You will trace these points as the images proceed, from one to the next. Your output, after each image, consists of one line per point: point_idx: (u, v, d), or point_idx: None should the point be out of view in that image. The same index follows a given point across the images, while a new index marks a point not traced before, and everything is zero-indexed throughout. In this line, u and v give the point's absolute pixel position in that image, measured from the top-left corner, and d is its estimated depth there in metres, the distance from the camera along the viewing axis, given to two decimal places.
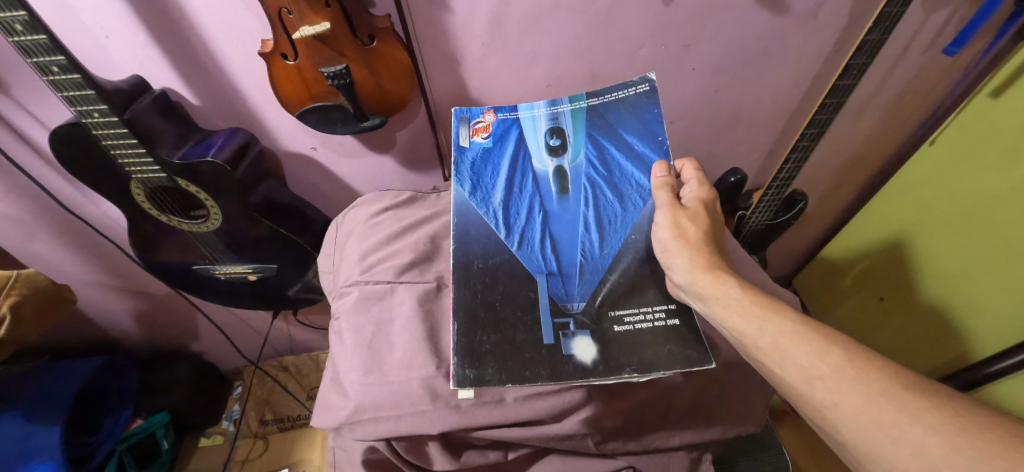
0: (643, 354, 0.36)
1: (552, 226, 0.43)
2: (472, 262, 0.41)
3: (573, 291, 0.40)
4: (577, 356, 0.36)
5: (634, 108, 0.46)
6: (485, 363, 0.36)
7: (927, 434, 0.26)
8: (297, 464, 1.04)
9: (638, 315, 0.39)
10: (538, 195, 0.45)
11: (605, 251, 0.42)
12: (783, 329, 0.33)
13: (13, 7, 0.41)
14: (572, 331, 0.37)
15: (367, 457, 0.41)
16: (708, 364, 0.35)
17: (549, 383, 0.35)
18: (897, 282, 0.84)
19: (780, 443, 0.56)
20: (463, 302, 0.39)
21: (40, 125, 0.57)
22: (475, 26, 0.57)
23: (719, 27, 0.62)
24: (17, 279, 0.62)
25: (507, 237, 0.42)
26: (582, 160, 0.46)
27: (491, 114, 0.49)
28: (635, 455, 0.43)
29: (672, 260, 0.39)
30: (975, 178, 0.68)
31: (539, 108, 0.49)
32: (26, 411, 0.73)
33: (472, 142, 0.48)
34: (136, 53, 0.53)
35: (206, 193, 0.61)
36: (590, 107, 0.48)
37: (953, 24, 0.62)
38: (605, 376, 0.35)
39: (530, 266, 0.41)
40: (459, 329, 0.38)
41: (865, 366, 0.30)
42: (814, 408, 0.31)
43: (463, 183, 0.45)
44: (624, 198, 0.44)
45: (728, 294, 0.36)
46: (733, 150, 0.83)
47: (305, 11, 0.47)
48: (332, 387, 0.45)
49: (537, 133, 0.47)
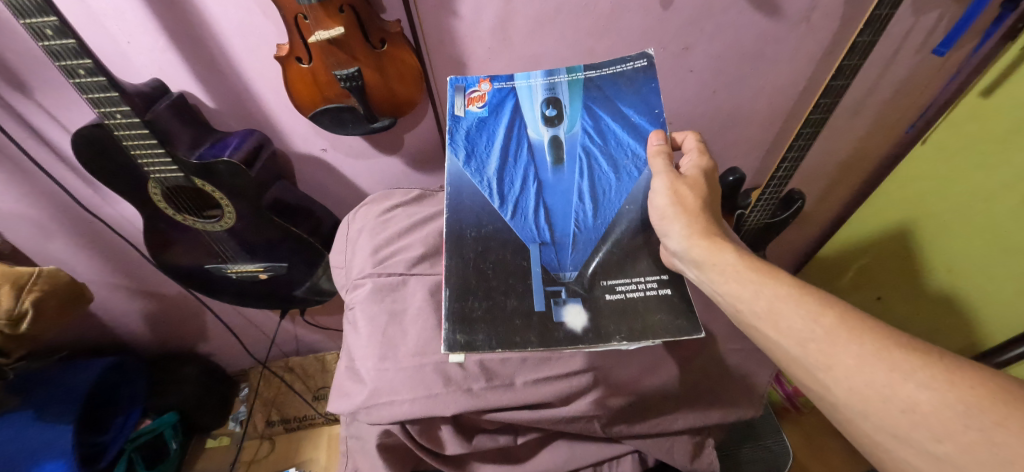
0: (633, 323, 0.38)
1: (546, 195, 0.44)
2: (465, 231, 0.42)
3: (566, 260, 0.42)
4: (568, 323, 0.38)
5: (633, 82, 0.46)
6: (475, 329, 0.38)
7: (918, 390, 0.28)
8: (303, 464, 1.05)
9: (630, 284, 0.41)
10: (532, 164, 0.46)
11: (597, 221, 0.43)
12: (779, 294, 0.35)
13: (46, 13, 0.43)
14: (563, 299, 0.39)
15: (382, 442, 0.42)
16: (697, 333, 0.37)
17: (539, 349, 0.38)
18: (893, 278, 0.86)
19: (781, 431, 0.58)
20: (456, 271, 0.40)
21: (59, 127, 0.59)
22: (481, 30, 0.59)
23: (715, 31, 0.64)
24: (39, 274, 0.63)
25: (502, 206, 0.43)
26: (578, 129, 0.46)
27: (487, 84, 0.49)
28: (641, 440, 0.44)
29: (669, 228, 0.41)
30: (966, 176, 0.70)
31: (536, 78, 0.48)
32: (37, 411, 0.75)
33: (467, 111, 0.48)
34: (156, 58, 0.55)
35: (222, 193, 0.63)
36: (588, 79, 0.48)
37: (942, 25, 0.64)
38: (593, 343, 0.37)
39: (523, 235, 0.42)
40: (449, 295, 0.39)
41: (856, 328, 0.32)
42: (808, 370, 0.33)
43: (458, 152, 0.46)
44: (619, 168, 0.45)
45: (724, 260, 0.38)
46: (732, 151, 0.85)
47: (321, 17, 0.49)
48: (346, 374, 0.47)
49: (533, 103, 0.47)
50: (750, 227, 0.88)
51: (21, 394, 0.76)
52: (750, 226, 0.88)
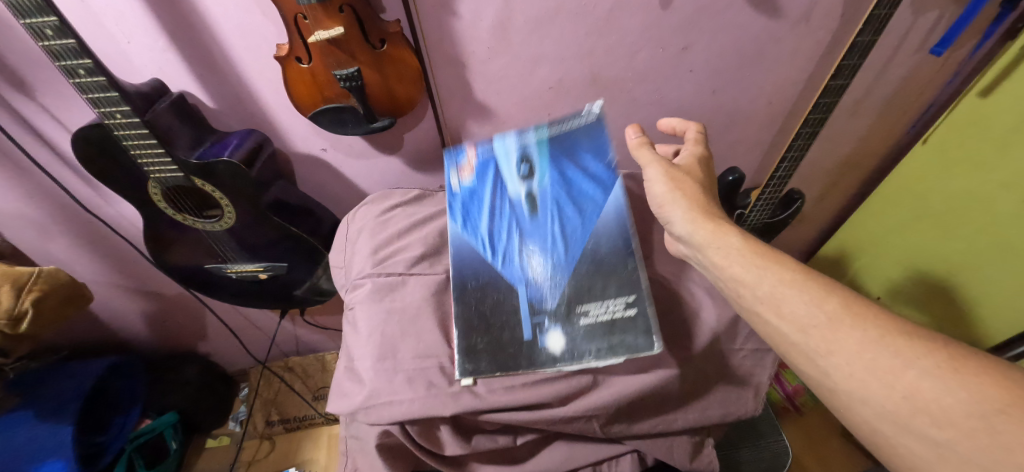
0: (603, 344, 0.39)
1: (527, 241, 0.45)
2: (467, 282, 0.45)
3: (547, 294, 0.43)
4: (549, 348, 0.40)
5: (587, 135, 0.49)
6: (480, 358, 0.40)
7: (920, 377, 0.28)
8: (303, 464, 1.06)
9: (601, 308, 0.41)
10: (513, 215, 0.47)
11: (569, 257, 0.44)
12: (783, 279, 0.35)
13: (45, 13, 0.43)
14: (546, 327, 0.41)
15: (381, 442, 0.42)
16: (653, 349, 0.38)
17: (529, 369, 0.40)
18: (892, 279, 0.86)
19: (781, 430, 0.58)
20: (462, 313, 0.43)
21: (59, 127, 0.59)
22: (480, 29, 0.59)
23: (714, 31, 0.64)
24: (39, 274, 0.63)
25: (494, 257, 0.45)
26: (547, 180, 0.48)
27: (474, 151, 0.53)
28: (640, 440, 0.44)
29: (672, 214, 0.44)
30: (966, 176, 0.70)
31: (510, 140, 0.52)
32: (37, 410, 0.75)
33: (460, 181, 0.52)
34: (156, 58, 0.55)
35: (222, 194, 0.63)
36: (552, 135, 0.50)
37: (942, 25, 0.64)
38: (570, 362, 0.39)
39: (512, 279, 0.44)
40: (459, 331, 0.42)
41: (860, 314, 0.32)
42: (808, 356, 0.33)
43: (456, 218, 0.49)
44: (584, 209, 0.46)
45: (728, 243, 0.39)
46: (732, 151, 0.85)
47: (320, 17, 0.49)
48: (346, 374, 0.47)
49: (508, 163, 0.50)
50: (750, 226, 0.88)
51: (21, 394, 0.76)
52: (750, 226, 0.88)
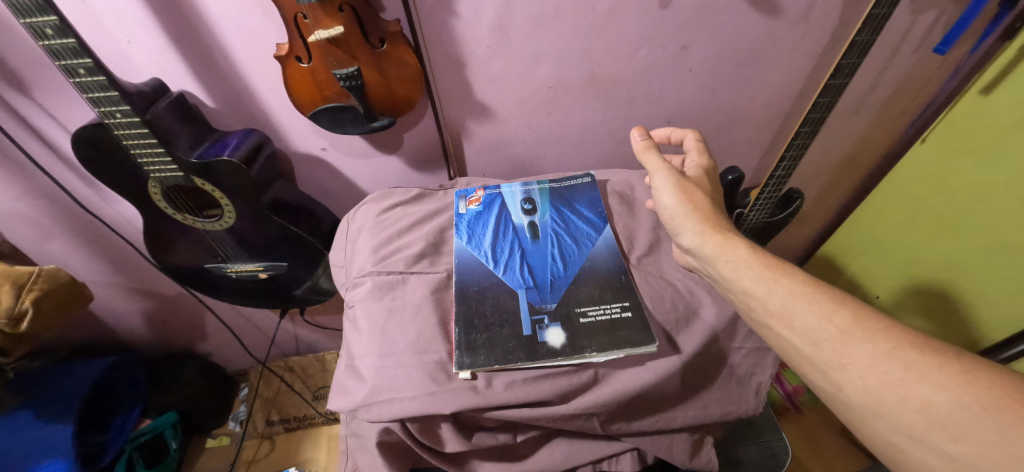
0: (602, 341, 0.44)
1: (529, 258, 0.52)
2: (468, 286, 0.49)
3: (547, 296, 0.48)
4: (549, 342, 0.44)
5: (584, 192, 0.61)
6: (478, 352, 0.44)
7: (933, 391, 0.28)
8: (303, 464, 1.06)
9: (599, 309, 0.47)
10: (516, 238, 0.54)
11: (568, 272, 0.50)
12: (792, 291, 0.36)
13: (45, 13, 0.43)
14: (545, 324, 0.46)
15: (382, 439, 0.42)
16: (650, 345, 0.44)
17: (528, 363, 0.43)
18: (892, 278, 0.86)
19: (780, 429, 0.58)
20: (462, 313, 0.47)
21: (59, 127, 0.59)
22: (480, 29, 0.59)
23: (714, 30, 0.64)
24: (39, 273, 0.64)
25: (495, 266, 0.51)
26: (548, 218, 0.56)
27: (481, 191, 0.61)
28: (639, 438, 0.44)
29: (681, 226, 0.44)
30: (966, 176, 0.70)
31: (516, 186, 0.62)
32: (36, 410, 0.74)
33: (467, 209, 0.59)
34: (156, 57, 0.55)
35: (222, 193, 0.63)
36: (552, 187, 0.62)
37: (941, 25, 0.65)
38: (569, 356, 0.43)
39: (512, 283, 0.50)
40: (459, 329, 0.46)
41: (871, 327, 0.32)
42: (820, 369, 0.33)
43: (461, 234, 0.55)
44: (580, 239, 0.54)
45: (737, 256, 0.39)
46: (731, 150, 0.85)
47: (320, 16, 0.49)
48: (346, 373, 0.47)
49: (513, 202, 0.59)
50: (750, 225, 0.88)
51: (20, 394, 0.76)
52: (750, 225, 0.88)
